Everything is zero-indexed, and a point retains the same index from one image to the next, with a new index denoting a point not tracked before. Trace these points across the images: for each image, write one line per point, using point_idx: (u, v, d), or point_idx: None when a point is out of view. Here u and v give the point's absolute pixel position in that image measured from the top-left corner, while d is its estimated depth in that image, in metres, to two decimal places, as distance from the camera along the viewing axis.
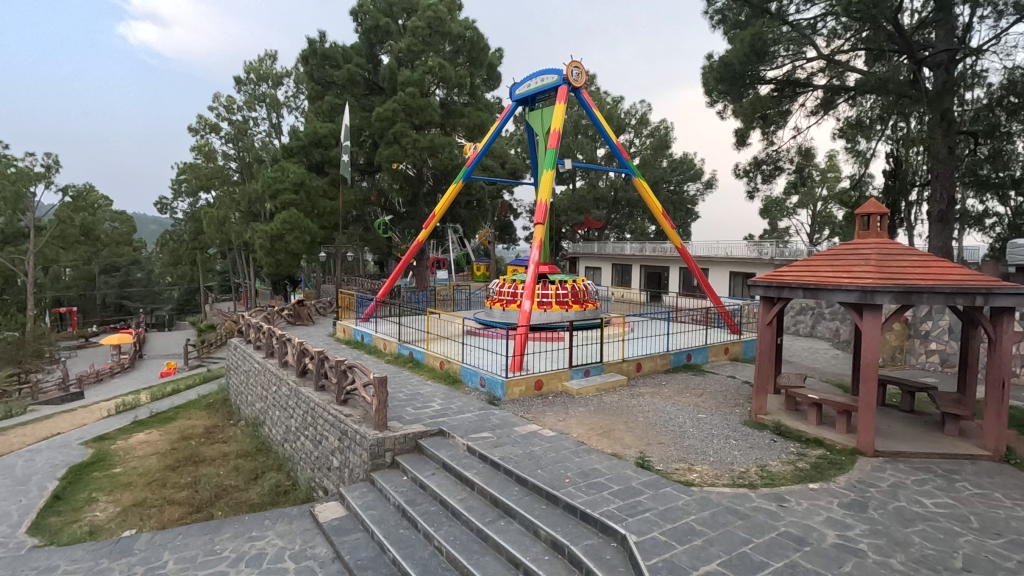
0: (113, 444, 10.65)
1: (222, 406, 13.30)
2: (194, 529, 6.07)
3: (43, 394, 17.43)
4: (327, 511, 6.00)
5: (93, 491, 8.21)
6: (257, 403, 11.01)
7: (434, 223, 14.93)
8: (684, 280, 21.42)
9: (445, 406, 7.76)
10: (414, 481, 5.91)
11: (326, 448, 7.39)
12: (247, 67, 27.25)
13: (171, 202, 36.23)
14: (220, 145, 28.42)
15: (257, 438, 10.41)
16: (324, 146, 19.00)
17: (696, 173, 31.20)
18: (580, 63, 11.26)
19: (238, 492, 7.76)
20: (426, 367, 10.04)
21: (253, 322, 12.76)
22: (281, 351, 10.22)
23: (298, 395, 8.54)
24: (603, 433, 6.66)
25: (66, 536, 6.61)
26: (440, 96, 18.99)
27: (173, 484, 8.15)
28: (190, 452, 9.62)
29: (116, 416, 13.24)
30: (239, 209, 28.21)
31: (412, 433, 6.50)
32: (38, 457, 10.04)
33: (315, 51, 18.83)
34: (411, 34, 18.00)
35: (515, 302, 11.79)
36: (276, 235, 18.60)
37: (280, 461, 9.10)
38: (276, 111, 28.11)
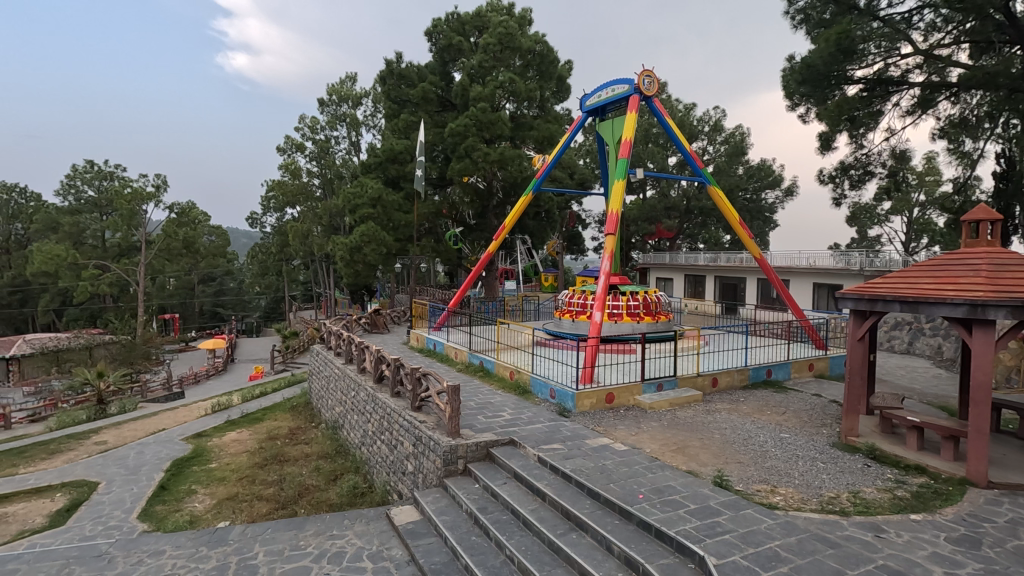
0: (210, 440, 11.54)
1: (304, 408, 14.07)
2: (280, 524, 6.44)
3: (150, 393, 19.20)
4: (402, 514, 6.19)
5: (193, 483, 8.92)
6: (337, 407, 11.55)
7: (504, 235, 15.08)
8: (763, 291, 20.39)
9: (515, 416, 7.81)
10: (486, 489, 5.97)
11: (401, 453, 7.64)
12: (330, 89, 28.97)
13: (261, 217, 39.01)
14: (305, 163, 30.27)
15: (335, 441, 10.91)
16: (399, 162, 19.88)
17: (775, 180, 29.80)
18: (652, 71, 11.09)
19: (319, 491, 8.18)
20: (496, 377, 10.16)
21: (334, 330, 13.42)
22: (359, 357, 10.68)
23: (375, 401, 8.88)
24: (678, 449, 6.46)
25: (170, 523, 7.22)
26: (510, 110, 19.36)
27: (261, 481, 8.71)
28: (276, 452, 10.24)
29: (212, 415, 14.35)
30: (321, 222, 29.92)
31: (484, 441, 6.59)
32: (147, 450, 11.07)
33: (392, 72, 19.79)
34: (483, 50, 18.44)
35: (585, 313, 11.72)
36: (355, 247, 19.54)
37: (357, 463, 9.49)
38: (355, 130, 29.67)
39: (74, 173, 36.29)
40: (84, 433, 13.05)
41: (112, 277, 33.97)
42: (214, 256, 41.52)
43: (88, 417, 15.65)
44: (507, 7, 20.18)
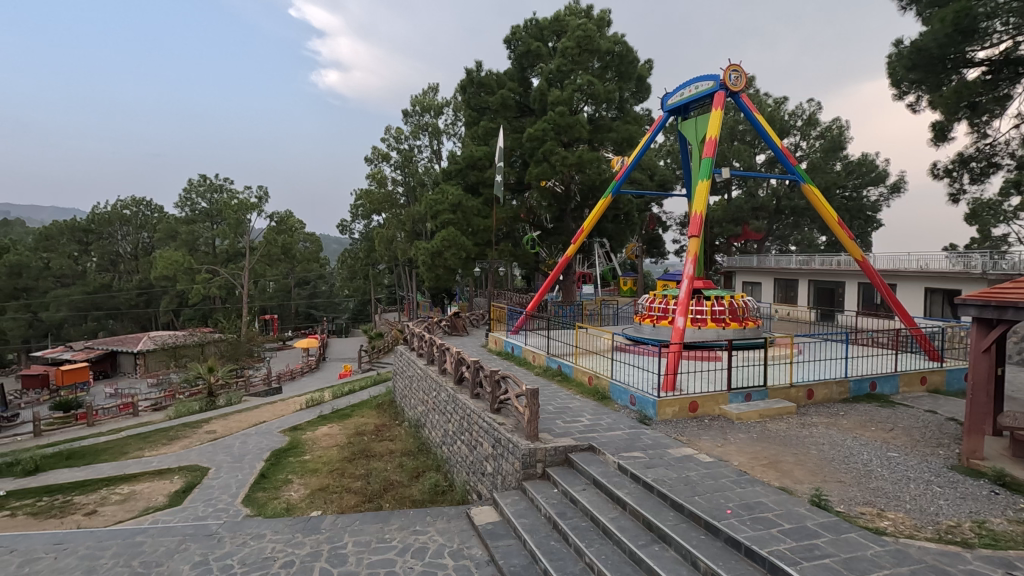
0: (304, 433, 12.33)
1: (389, 406, 14.68)
2: (367, 517, 6.74)
3: (252, 387, 20.84)
4: (482, 514, 6.28)
5: (289, 473, 9.56)
6: (419, 406, 11.94)
7: (582, 238, 14.92)
8: (865, 297, 18.79)
9: (594, 422, 7.70)
10: (565, 495, 5.92)
11: (480, 454, 7.75)
12: (414, 100, 30.16)
13: (350, 224, 41.29)
14: (391, 172, 31.69)
15: (418, 439, 11.27)
16: (479, 168, 20.31)
17: (879, 176, 27.43)
18: (739, 66, 10.58)
19: (403, 487, 8.48)
20: (574, 382, 10.08)
21: (416, 331, 13.91)
22: (440, 359, 10.98)
23: (456, 402, 9.10)
24: (770, 464, 6.08)
25: (270, 509, 7.78)
26: (589, 112, 19.22)
27: (350, 475, 9.18)
28: (363, 447, 10.76)
29: (306, 409, 15.33)
30: (404, 228, 31.16)
31: (562, 446, 6.54)
32: (250, 439, 12.03)
33: (472, 81, 20.26)
34: (561, 54, 18.44)
35: (667, 318, 11.35)
36: (436, 252, 20.18)
37: (438, 462, 9.77)
38: (437, 138, 30.70)
39: (191, 187, 40.26)
40: (198, 423, 14.39)
41: (221, 280, 37.26)
42: (308, 261, 44.43)
43: (201, 407, 17.25)
44: (586, 10, 20.06)
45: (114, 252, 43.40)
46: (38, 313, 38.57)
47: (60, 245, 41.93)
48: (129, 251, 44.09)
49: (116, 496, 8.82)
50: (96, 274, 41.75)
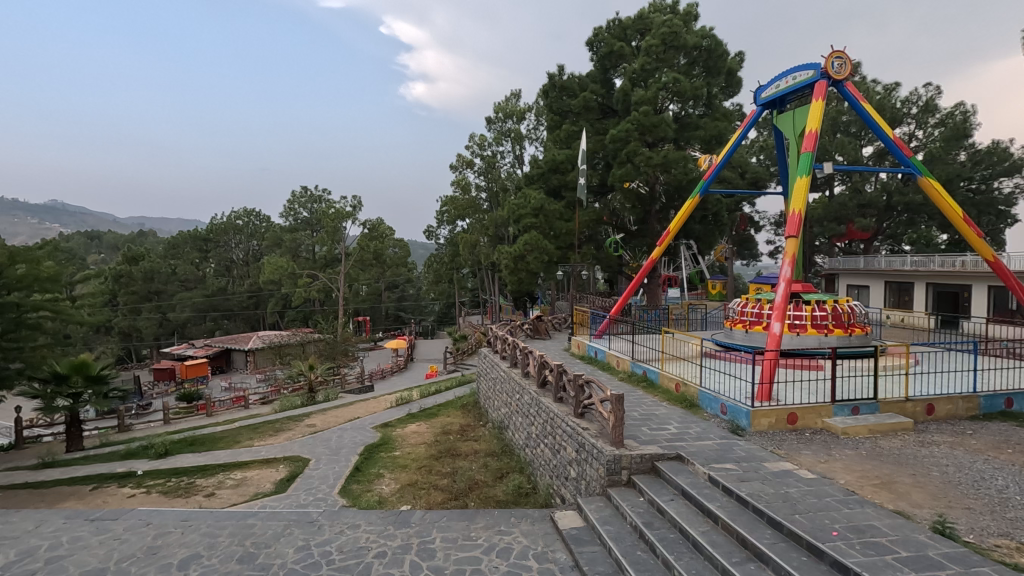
0: (394, 430, 12.91)
1: (473, 407, 15.02)
2: (453, 514, 6.93)
3: (347, 385, 22.13)
4: (566, 519, 6.26)
5: (381, 467, 10.04)
6: (503, 408, 12.09)
7: (668, 240, 14.44)
8: (997, 302, 16.70)
9: (682, 430, 7.41)
10: (651, 504, 5.75)
11: (564, 458, 7.71)
12: (496, 107, 30.74)
13: (436, 229, 42.79)
14: (475, 178, 32.47)
15: (501, 441, 11.41)
16: (561, 172, 20.31)
17: (1014, 165, 24.29)
18: (844, 53, 9.81)
19: (488, 487, 8.63)
20: (660, 388, 9.78)
21: (500, 334, 14.12)
22: (523, 362, 11.07)
23: (539, 405, 9.13)
24: (882, 484, 5.56)
25: (364, 501, 8.21)
26: (674, 111, 18.67)
27: (437, 472, 9.49)
28: (449, 446, 11.08)
29: (396, 407, 16.05)
30: (487, 233, 31.78)
31: (649, 454, 6.37)
32: (346, 434, 12.79)
33: (554, 85, 20.33)
34: (645, 53, 18.02)
35: (762, 324, 10.72)
36: (519, 255, 20.40)
37: (522, 464, 9.82)
38: (519, 143, 31.07)
39: (294, 198, 43.55)
40: (300, 416, 15.51)
41: (320, 284, 39.92)
42: (397, 266, 46.52)
43: (302, 402, 18.58)
44: (671, 5, 19.49)
45: (229, 259, 48.37)
46: (167, 314, 43.37)
47: (184, 253, 46.91)
48: (241, 259, 48.94)
49: (231, 481, 9.71)
50: (214, 278, 46.22)
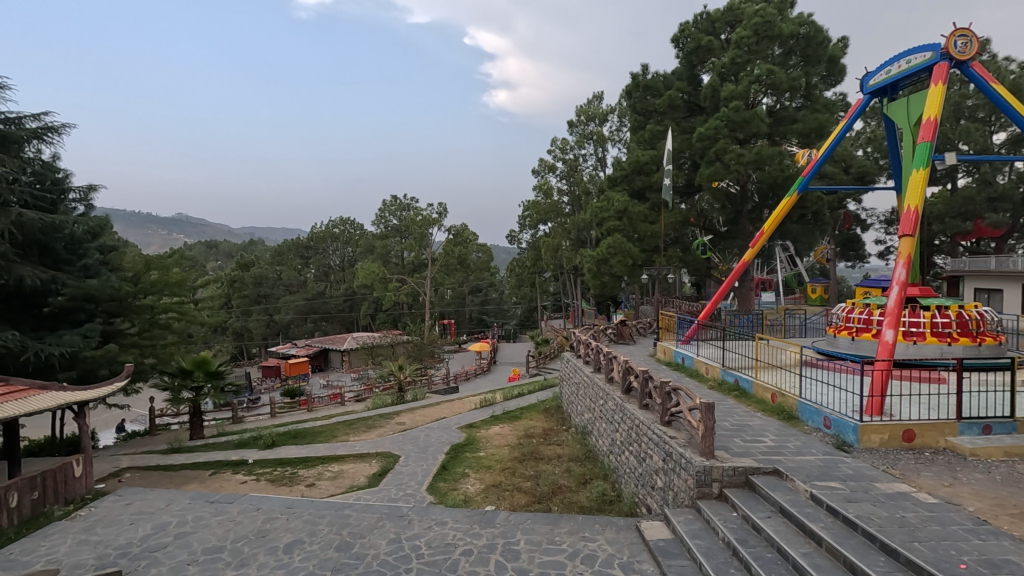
0: (479, 431, 13.18)
1: (556, 411, 15.03)
2: (537, 517, 6.96)
3: (434, 385, 22.96)
4: (653, 530, 6.08)
5: (467, 467, 10.30)
6: (586, 413, 11.97)
7: (762, 241, 13.64)
8: None
9: (779, 444, 6.96)
10: (746, 520, 5.44)
11: (651, 467, 7.49)
12: (579, 111, 30.64)
13: (519, 234, 43.34)
14: (557, 182, 32.52)
15: (585, 446, 11.30)
16: (645, 173, 19.85)
17: None
18: (968, 30, 8.81)
19: (571, 492, 8.59)
20: (754, 398, 9.25)
21: (583, 338, 14.01)
22: (607, 367, 10.91)
23: (624, 411, 8.95)
24: (1022, 515, 4.91)
25: (450, 499, 8.46)
26: (768, 105, 17.65)
27: (520, 474, 9.58)
28: (533, 449, 11.16)
29: (480, 409, 16.41)
30: (569, 237, 31.71)
31: (743, 467, 6.04)
32: (433, 433, 13.24)
33: (638, 85, 19.94)
34: (736, 45, 17.20)
35: (871, 331, 9.85)
36: (602, 259, 20.17)
37: (606, 470, 9.67)
38: (602, 146, 30.74)
39: (385, 207, 45.81)
40: (391, 414, 16.27)
41: (408, 288, 41.70)
42: (481, 270, 47.63)
43: (392, 401, 19.50)
44: None
45: (327, 264, 50.82)
46: (273, 316, 47.28)
47: (288, 260, 50.75)
48: (338, 264, 51.37)
49: (329, 473, 10.37)
50: (314, 283, 49.69)
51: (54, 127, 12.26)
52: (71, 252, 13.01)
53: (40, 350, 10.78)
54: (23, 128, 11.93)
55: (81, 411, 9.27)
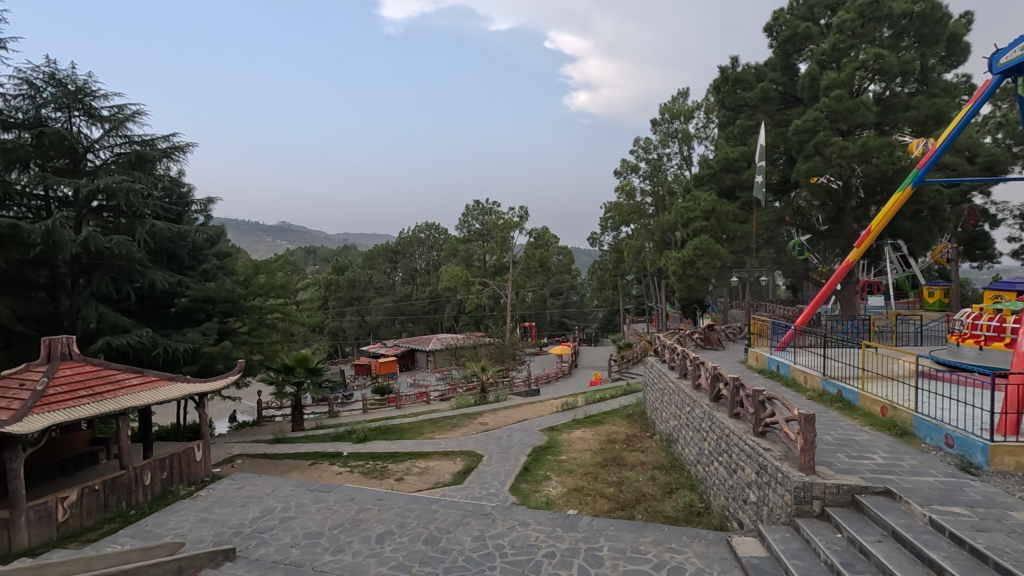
0: (561, 434, 13.15)
1: (639, 417, 14.66)
2: (621, 524, 6.84)
3: (515, 387, 23.26)
4: (746, 546, 5.77)
5: (548, 469, 10.31)
6: (671, 420, 11.58)
7: (869, 240, 12.53)
8: None
9: (891, 461, 6.35)
10: (852, 543, 5.03)
11: (743, 480, 7.11)
12: (663, 109, 29.79)
13: (601, 236, 42.89)
14: (640, 182, 31.79)
15: (670, 454, 10.94)
16: (735, 170, 18.90)
17: None
18: None
19: (656, 501, 8.35)
20: (860, 411, 8.52)
21: (668, 343, 13.56)
22: (694, 373, 10.50)
23: (712, 420, 8.56)
24: None
25: (532, 500, 8.51)
26: (875, 92, 16.22)
27: (603, 480, 9.44)
28: (615, 455, 10.96)
29: (561, 412, 16.36)
30: (653, 238, 30.96)
31: (848, 485, 5.58)
32: (515, 434, 13.39)
33: (727, 78, 19.10)
34: (838, 30, 16.00)
35: (1003, 340, 8.76)
36: (688, 261, 19.48)
37: (693, 481, 9.29)
38: (687, 144, 29.70)
39: (468, 212, 46.95)
40: (474, 414, 16.64)
41: (490, 291, 42.56)
42: (562, 273, 47.57)
43: (475, 401, 19.95)
44: None
45: (413, 268, 52.69)
46: (365, 317, 50.12)
47: (378, 263, 53.45)
48: (423, 267, 53.19)
49: (416, 469, 10.79)
50: (402, 285, 52.02)
51: (180, 146, 13.73)
52: (193, 258, 14.76)
53: (168, 346, 12.10)
54: (156, 149, 13.49)
55: (201, 402, 10.28)
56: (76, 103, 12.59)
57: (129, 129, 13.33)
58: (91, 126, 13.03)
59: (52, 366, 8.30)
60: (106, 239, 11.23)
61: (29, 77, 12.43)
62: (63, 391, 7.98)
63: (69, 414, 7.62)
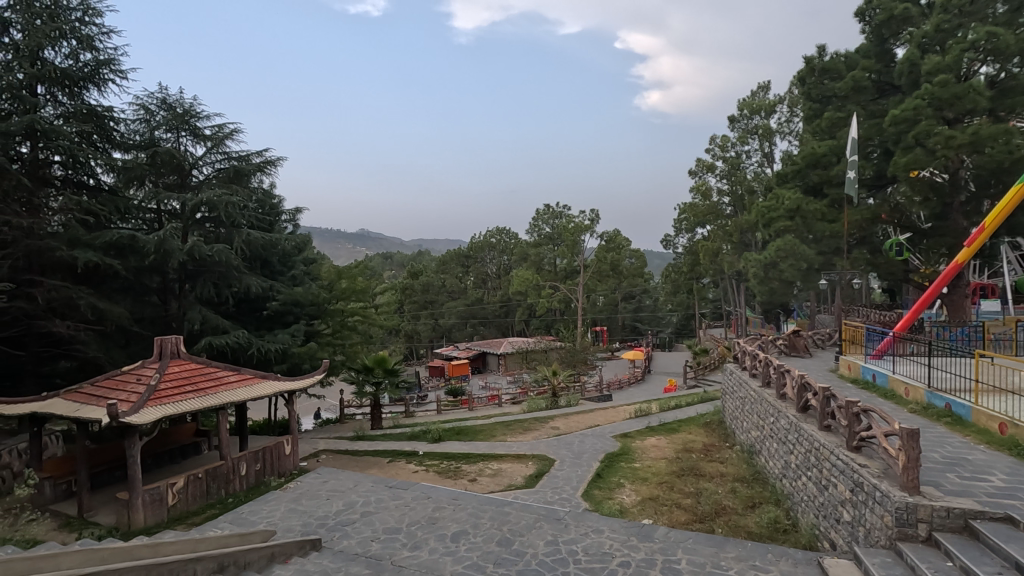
0: (634, 441, 12.86)
1: (718, 426, 14.07)
2: (700, 537, 6.59)
3: (587, 392, 23.05)
4: (839, 569, 5.38)
5: (622, 477, 10.10)
6: (753, 431, 11.02)
7: (982, 239, 11.33)
8: None
9: (1012, 485, 5.70)
10: (965, 573, 4.55)
11: (835, 498, 6.63)
12: (741, 104, 28.52)
13: (674, 238, 41.68)
14: (717, 182, 30.57)
15: (752, 466, 10.40)
16: (823, 166, 17.75)
17: None
18: None
19: (737, 515, 7.97)
20: (973, 428, 7.71)
21: (748, 349, 12.92)
22: (778, 382, 9.93)
23: (800, 431, 8.06)
24: None
25: (606, 507, 8.38)
26: (988, 74, 14.68)
27: (679, 490, 9.14)
28: (692, 465, 10.56)
29: (635, 418, 16.00)
30: (731, 240, 29.71)
31: (960, 509, 5.07)
32: (587, 439, 13.23)
33: (813, 69, 18.08)
34: (942, 9, 14.69)
35: None
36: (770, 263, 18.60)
37: (777, 495, 8.78)
38: (769, 140, 28.24)
39: (538, 216, 47.01)
40: (545, 418, 16.66)
41: (561, 295, 42.46)
42: (634, 276, 46.64)
43: (546, 405, 19.96)
44: None
45: (485, 272, 53.39)
46: (438, 320, 51.55)
47: (451, 268, 54.77)
48: (495, 271, 53.79)
49: (489, 470, 10.94)
50: (473, 289, 53.01)
51: (272, 160, 14.78)
52: (283, 264, 15.83)
53: (262, 346, 13.02)
54: (251, 163, 14.59)
55: (290, 399, 10.95)
56: (183, 124, 13.87)
57: (228, 146, 14.52)
58: (196, 145, 14.30)
59: (164, 363, 9.17)
60: (208, 248, 12.27)
61: (145, 102, 13.86)
62: (172, 386, 8.79)
63: (177, 407, 8.39)
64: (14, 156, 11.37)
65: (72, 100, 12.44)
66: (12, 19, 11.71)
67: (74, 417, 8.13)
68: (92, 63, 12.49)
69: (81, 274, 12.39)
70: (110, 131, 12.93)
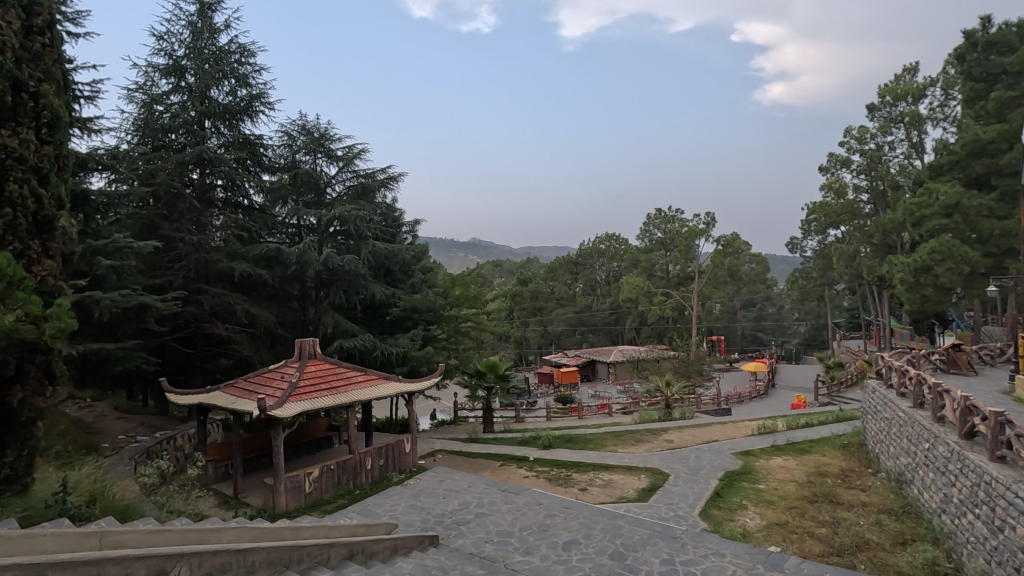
0: (758, 461, 11.93)
1: (858, 450, 12.61)
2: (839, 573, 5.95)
3: (703, 405, 21.84)
4: None
5: (744, 498, 9.40)
6: (902, 457, 9.72)
7: None
8: None
9: None
10: None
11: (1015, 543, 5.63)
12: (883, 90, 25.60)
13: (802, 241, 38.32)
14: (853, 178, 27.65)
15: (901, 497, 9.18)
16: (990, 154, 15.56)
17: None
18: None
19: (884, 552, 7.07)
20: None
21: (895, 364, 11.47)
22: (934, 402, 8.68)
23: (965, 462, 6.96)
24: None
25: (727, 530, 7.85)
26: None
27: (812, 518, 8.31)
28: (827, 491, 9.54)
29: (759, 436, 14.84)
30: (870, 241, 26.66)
31: None
32: (704, 455, 12.50)
33: (974, 44, 15.81)
34: None
35: None
36: (921, 267, 16.45)
37: (935, 533, 7.66)
38: (917, 128, 25.07)
39: (649, 221, 45.64)
40: (659, 430, 16.03)
41: (673, 302, 40.75)
42: None
43: (659, 416, 19.20)
44: None
45: (594, 279, 52.78)
46: (546, 326, 51.87)
47: (559, 275, 54.90)
48: (604, 278, 52.96)
49: (600, 480, 10.76)
50: (582, 296, 52.68)
51: (395, 176, 15.86)
52: (404, 272, 16.86)
53: (385, 349, 13.95)
54: (376, 180, 15.78)
55: (410, 399, 11.57)
56: (319, 148, 15.34)
57: (357, 165, 15.81)
58: (330, 165, 15.74)
59: (303, 363, 10.13)
60: (339, 258, 13.43)
61: (289, 129, 15.55)
62: (310, 384, 9.70)
63: (314, 403, 9.24)
64: (188, 182, 13.32)
65: (231, 132, 14.28)
66: (187, 66, 13.75)
67: (232, 408, 9.26)
68: (247, 97, 14.24)
69: (237, 282, 14.17)
70: (260, 156, 14.66)
